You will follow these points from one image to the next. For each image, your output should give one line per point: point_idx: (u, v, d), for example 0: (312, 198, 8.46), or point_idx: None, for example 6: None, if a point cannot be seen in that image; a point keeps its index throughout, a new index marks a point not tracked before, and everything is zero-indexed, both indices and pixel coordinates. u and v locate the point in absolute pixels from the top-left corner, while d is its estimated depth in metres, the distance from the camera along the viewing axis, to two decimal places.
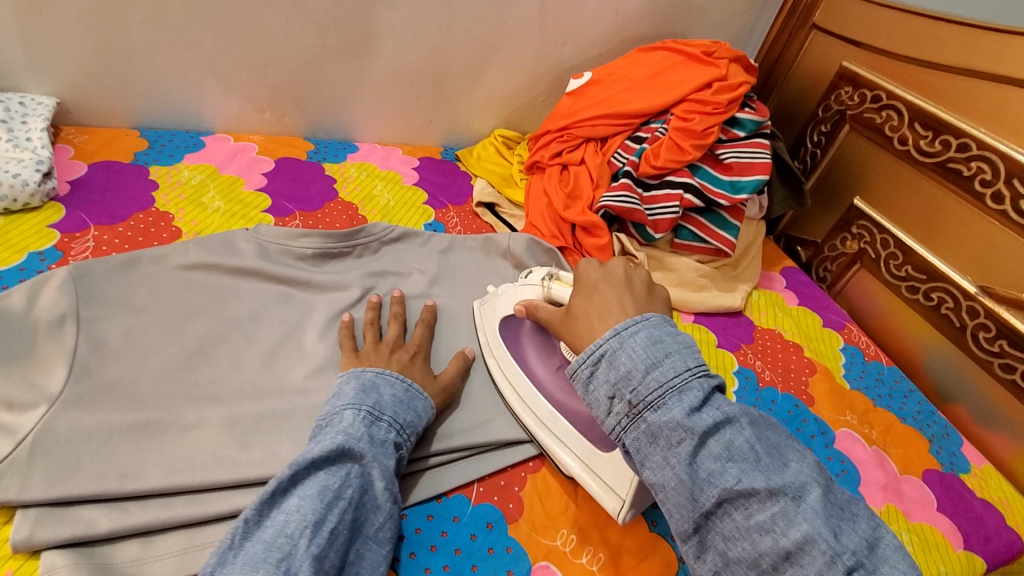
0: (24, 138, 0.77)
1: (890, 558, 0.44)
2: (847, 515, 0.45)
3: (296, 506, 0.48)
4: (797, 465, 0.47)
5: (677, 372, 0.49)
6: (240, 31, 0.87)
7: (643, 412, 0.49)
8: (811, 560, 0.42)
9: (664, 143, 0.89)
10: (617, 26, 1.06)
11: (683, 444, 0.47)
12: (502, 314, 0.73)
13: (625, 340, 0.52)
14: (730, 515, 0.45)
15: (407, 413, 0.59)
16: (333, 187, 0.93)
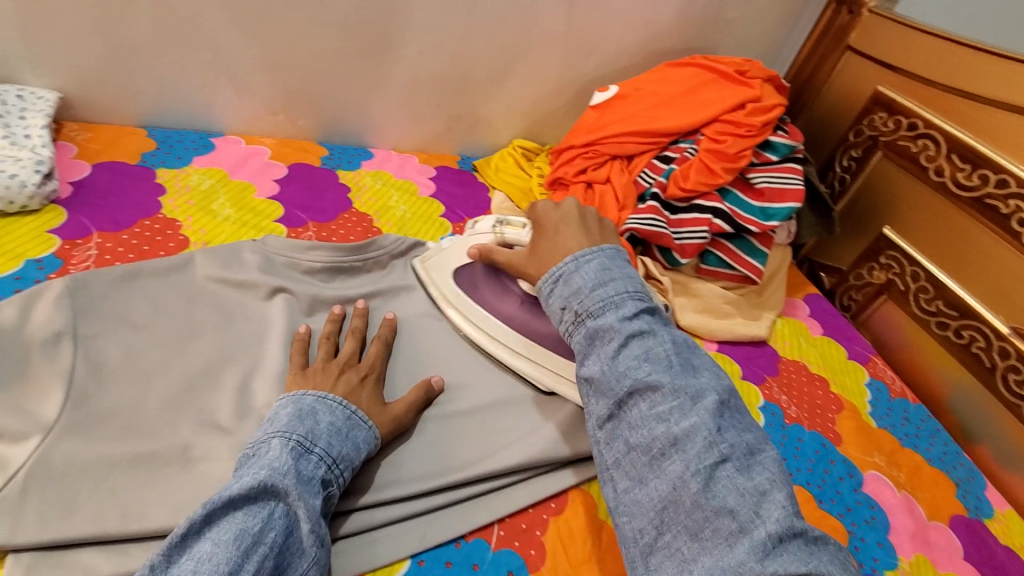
0: (22, 135, 0.73)
1: (766, 465, 0.50)
2: (739, 425, 0.52)
3: (208, 553, 0.42)
4: (707, 379, 0.54)
5: (621, 292, 0.57)
6: (256, 30, 0.83)
7: (587, 319, 0.57)
8: (692, 445, 0.49)
9: (694, 165, 0.85)
10: (646, 38, 1.01)
11: (611, 344, 0.55)
12: (454, 268, 0.76)
13: (583, 265, 0.60)
14: (637, 406, 0.52)
15: (344, 445, 0.53)
16: (347, 197, 0.90)
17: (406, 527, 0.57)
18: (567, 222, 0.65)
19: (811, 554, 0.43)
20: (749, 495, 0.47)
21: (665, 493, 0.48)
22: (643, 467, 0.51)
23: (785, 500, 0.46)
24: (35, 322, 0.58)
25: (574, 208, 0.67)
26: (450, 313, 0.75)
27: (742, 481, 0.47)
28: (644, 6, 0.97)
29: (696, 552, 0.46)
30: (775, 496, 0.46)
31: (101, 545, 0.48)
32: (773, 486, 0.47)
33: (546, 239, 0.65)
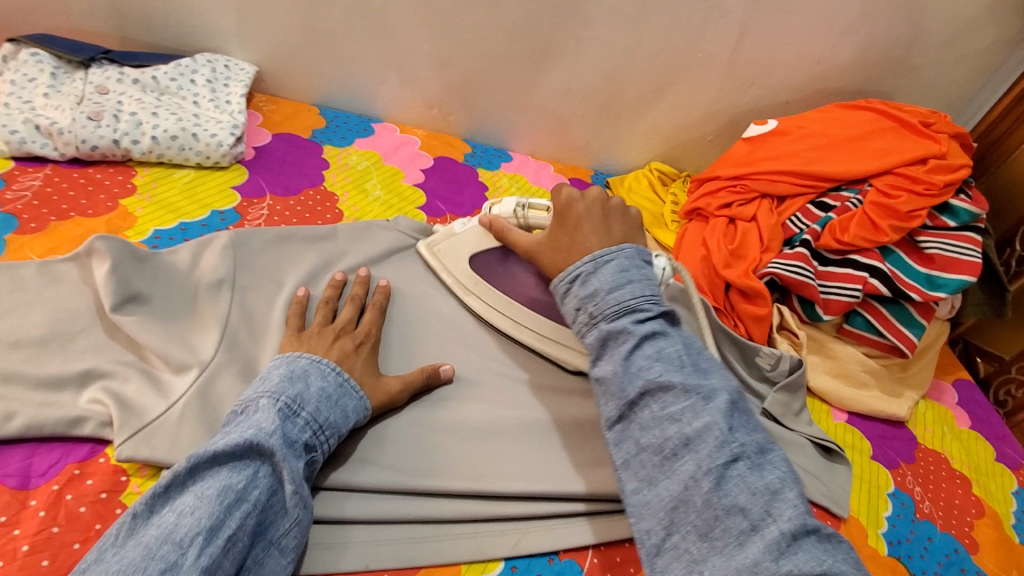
0: (225, 101, 0.81)
1: (776, 466, 0.48)
2: (750, 426, 0.50)
3: (190, 507, 0.42)
4: (719, 380, 0.52)
5: (638, 293, 0.55)
6: (431, 28, 0.89)
7: (599, 320, 0.55)
8: (706, 446, 0.47)
9: (856, 217, 0.79)
10: (816, 75, 0.94)
11: (625, 343, 0.53)
12: (469, 253, 0.72)
13: (600, 265, 0.57)
14: (649, 407, 0.50)
15: (331, 412, 0.52)
16: (484, 194, 0.92)
17: (503, 529, 0.56)
18: (591, 218, 0.62)
19: (826, 554, 0.42)
20: (762, 494, 0.45)
21: (675, 492, 0.46)
22: (653, 468, 0.48)
23: (796, 501, 0.45)
24: (204, 267, 0.64)
25: (599, 200, 0.64)
26: (472, 302, 0.72)
27: (754, 482, 0.46)
28: (821, 41, 0.90)
29: (706, 552, 0.44)
30: (789, 496, 0.45)
31: None
32: (785, 485, 0.46)
33: (568, 234, 0.63)
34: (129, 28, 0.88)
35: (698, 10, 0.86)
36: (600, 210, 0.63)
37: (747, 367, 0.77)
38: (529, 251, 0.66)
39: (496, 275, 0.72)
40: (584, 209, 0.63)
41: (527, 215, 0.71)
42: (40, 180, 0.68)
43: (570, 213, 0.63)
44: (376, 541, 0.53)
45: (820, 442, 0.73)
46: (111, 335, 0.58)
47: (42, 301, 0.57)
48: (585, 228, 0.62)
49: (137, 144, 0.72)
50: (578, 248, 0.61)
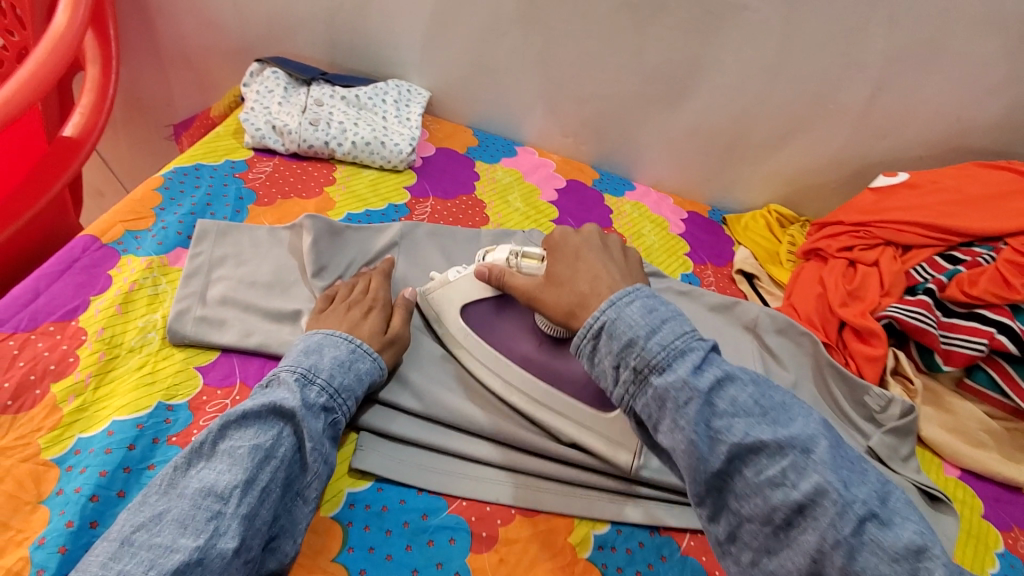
0: (406, 118, 0.98)
1: (903, 513, 0.42)
2: (854, 467, 0.44)
3: (225, 465, 0.47)
4: (805, 421, 0.46)
5: (678, 334, 0.48)
6: (579, 70, 1.01)
7: (649, 375, 0.48)
8: (824, 513, 0.42)
9: (986, 271, 0.79)
10: (954, 133, 0.95)
11: (690, 405, 0.45)
12: (462, 303, 0.66)
13: (622, 308, 0.50)
14: (743, 474, 0.45)
15: (345, 376, 0.56)
16: (610, 216, 1.02)
17: (610, 497, 0.61)
18: (589, 247, 0.60)
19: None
20: (903, 556, 0.40)
21: (804, 565, 0.42)
22: (769, 538, 0.44)
23: (941, 551, 0.40)
24: (378, 238, 0.78)
25: (597, 234, 0.62)
26: (465, 358, 0.67)
27: (890, 541, 0.40)
28: (961, 101, 0.92)
29: None
30: (934, 553, 0.40)
31: (405, 413, 0.63)
32: (923, 537, 0.41)
33: (568, 267, 0.59)
34: (338, 56, 1.10)
35: (834, 64, 0.92)
36: (596, 241, 0.61)
37: (853, 405, 0.79)
38: (528, 298, 0.61)
39: (489, 328, 0.66)
40: (579, 241, 0.61)
41: (522, 263, 0.63)
42: (271, 167, 0.87)
43: (568, 244, 0.60)
44: (498, 481, 0.60)
45: (927, 489, 0.72)
46: (312, 293, 0.70)
47: (269, 256, 0.72)
48: (588, 257, 0.58)
49: (340, 146, 0.90)
50: (583, 272, 0.57)
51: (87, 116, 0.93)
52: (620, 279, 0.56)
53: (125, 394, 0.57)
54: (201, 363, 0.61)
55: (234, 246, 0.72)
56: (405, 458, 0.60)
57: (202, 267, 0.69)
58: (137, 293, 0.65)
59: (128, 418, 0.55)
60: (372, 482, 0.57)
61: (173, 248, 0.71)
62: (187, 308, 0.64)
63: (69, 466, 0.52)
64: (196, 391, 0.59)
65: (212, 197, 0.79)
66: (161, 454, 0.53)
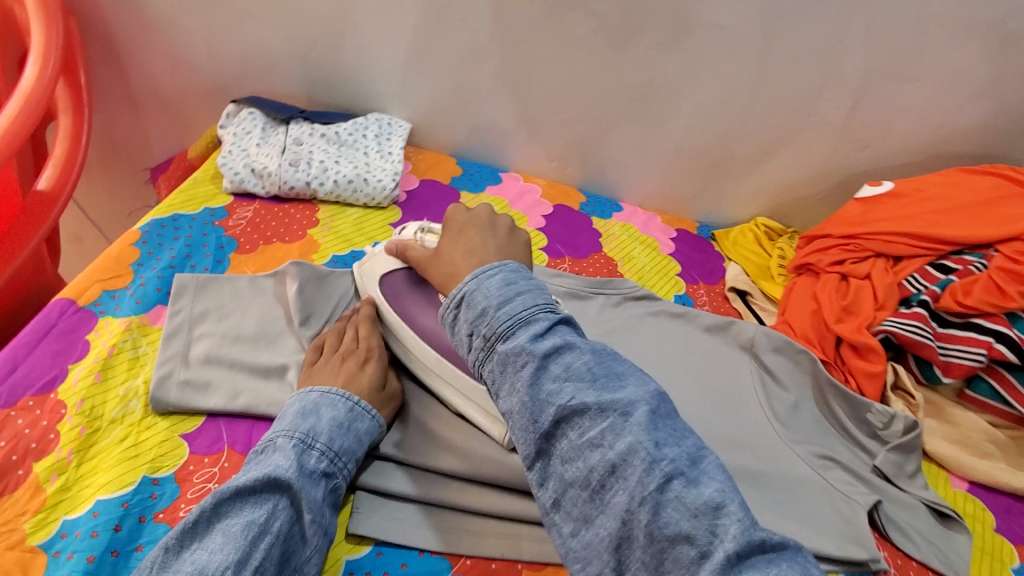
0: (388, 152, 0.96)
1: (712, 474, 0.42)
2: (676, 433, 0.44)
3: (217, 544, 0.45)
4: (636, 386, 0.46)
5: (528, 304, 0.49)
6: (560, 94, 1.01)
7: (496, 342, 0.48)
8: (633, 473, 0.42)
9: (980, 281, 0.79)
10: (937, 139, 0.95)
11: (525, 369, 0.46)
12: (380, 274, 0.70)
13: (482, 282, 0.51)
14: (566, 436, 0.45)
15: (345, 438, 0.55)
16: (598, 240, 1.01)
17: None
18: (473, 223, 0.61)
19: (776, 571, 0.38)
20: (702, 514, 0.40)
21: (614, 531, 0.42)
22: (586, 506, 0.44)
23: (739, 511, 0.40)
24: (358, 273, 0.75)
25: (486, 212, 0.62)
26: (380, 323, 0.70)
27: (693, 500, 0.40)
28: (943, 108, 0.92)
29: None
30: (731, 509, 0.40)
31: (402, 465, 0.61)
32: (724, 496, 0.41)
33: (450, 240, 0.61)
34: (315, 92, 1.08)
35: (813, 78, 0.92)
36: (486, 218, 0.62)
37: (856, 423, 0.78)
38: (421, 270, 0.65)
39: (401, 297, 0.68)
40: (464, 216, 0.62)
41: (425, 237, 0.70)
42: (251, 212, 0.85)
43: (453, 219, 0.62)
44: (500, 533, 0.58)
45: (936, 507, 0.71)
46: (301, 343, 0.68)
47: (252, 307, 0.70)
48: (468, 233, 0.60)
49: (322, 186, 0.88)
50: (456, 246, 0.59)
51: (61, 168, 0.91)
52: (493, 250, 0.57)
53: (109, 468, 0.55)
54: (186, 429, 0.59)
55: (214, 300, 0.70)
56: (403, 517, 0.57)
57: (183, 326, 0.66)
58: (116, 358, 0.63)
59: (113, 495, 0.53)
60: (371, 547, 0.55)
61: (153, 306, 0.69)
62: (169, 373, 0.62)
63: (57, 551, 0.49)
64: (182, 461, 0.56)
65: (191, 248, 0.77)
66: (148, 534, 0.51)
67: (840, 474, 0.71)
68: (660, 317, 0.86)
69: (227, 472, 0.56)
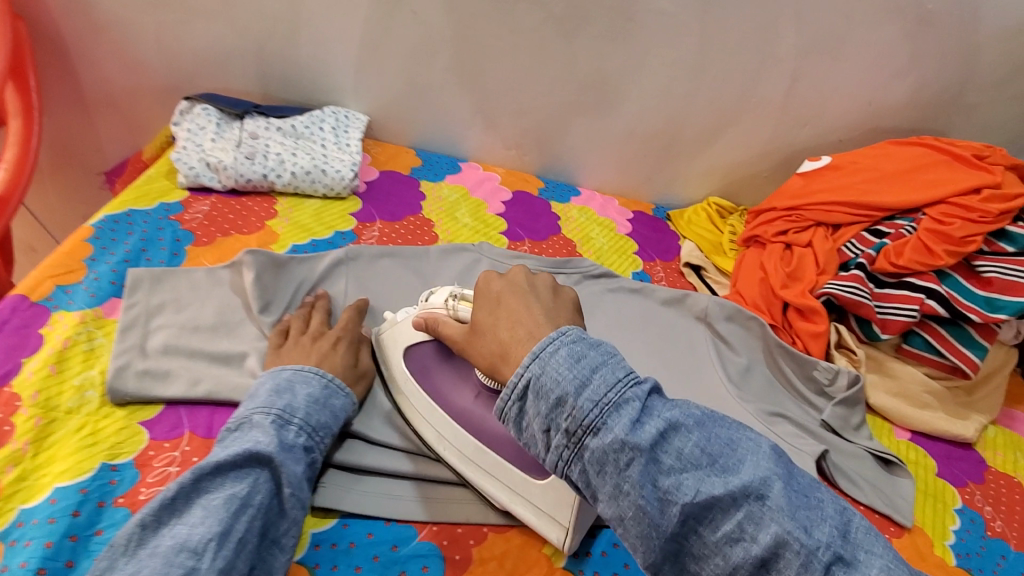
0: (346, 144, 0.97)
1: (868, 545, 0.38)
2: (808, 501, 0.39)
3: (199, 518, 0.45)
4: (753, 458, 0.40)
5: (611, 381, 0.42)
6: (514, 83, 1.03)
7: (583, 436, 0.40)
8: (786, 565, 0.36)
9: (911, 242, 0.84)
10: (869, 114, 1.01)
11: (634, 467, 0.39)
12: (406, 345, 0.66)
13: (545, 362, 0.43)
14: (698, 531, 0.39)
15: (321, 414, 0.57)
16: (557, 224, 1.04)
17: None
18: (512, 289, 0.53)
19: None
20: None
21: None
22: None
23: None
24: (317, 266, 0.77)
25: (523, 275, 0.56)
26: (406, 404, 0.65)
27: None
28: (872, 84, 0.98)
29: None
30: None
31: (366, 442, 0.63)
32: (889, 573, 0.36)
33: (488, 312, 0.53)
34: (269, 87, 1.08)
35: (752, 60, 0.97)
36: (523, 281, 0.55)
37: (804, 381, 0.82)
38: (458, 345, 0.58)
39: (432, 375, 0.64)
40: (502, 285, 0.55)
41: (458, 307, 0.62)
42: (207, 206, 0.85)
43: (489, 289, 0.55)
44: (466, 500, 0.61)
45: (881, 455, 0.76)
46: (261, 329, 0.69)
47: (210, 298, 0.70)
48: (509, 301, 0.52)
49: (279, 178, 0.89)
50: (500, 319, 0.52)
51: (9, 170, 0.89)
52: (542, 316, 0.50)
53: (66, 457, 0.54)
54: (144, 418, 0.59)
55: (172, 292, 0.70)
56: (369, 490, 0.59)
57: (139, 318, 0.66)
58: (71, 350, 0.62)
59: (71, 482, 0.53)
60: (337, 519, 0.56)
61: (107, 299, 0.68)
62: (127, 363, 0.61)
63: (13, 539, 0.49)
64: (142, 447, 0.57)
65: (146, 242, 0.77)
66: (109, 518, 0.51)
67: (789, 428, 0.75)
68: (618, 292, 0.88)
69: (189, 455, 0.57)
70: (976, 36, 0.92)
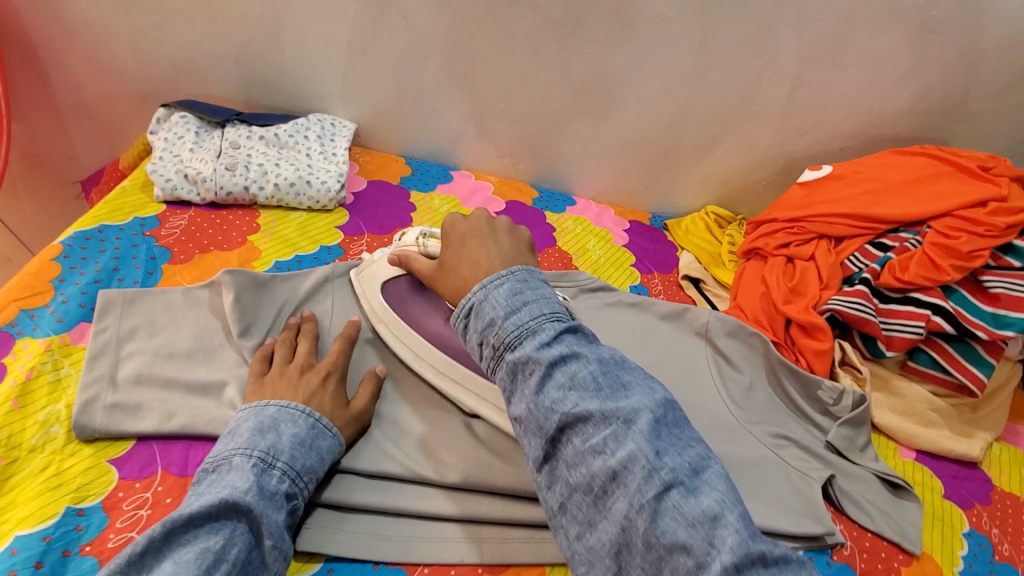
0: (332, 154, 0.93)
1: (714, 484, 0.40)
2: (680, 444, 0.42)
3: (166, 575, 0.40)
4: (641, 395, 0.43)
5: (536, 311, 0.46)
6: (507, 89, 1.00)
7: (502, 351, 0.45)
8: (633, 480, 0.39)
9: (916, 256, 0.81)
10: (870, 122, 0.99)
11: (532, 377, 0.43)
12: (382, 281, 0.71)
13: (489, 290, 0.48)
14: (570, 444, 0.42)
15: (307, 457, 0.53)
16: (552, 235, 1.00)
17: None
18: (474, 233, 0.56)
19: None
20: (700, 525, 0.37)
21: (614, 536, 0.39)
22: (590, 510, 0.41)
23: (738, 525, 0.37)
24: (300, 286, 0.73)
25: (486, 218, 0.58)
26: (384, 332, 0.71)
27: (692, 511, 0.38)
28: (874, 92, 0.95)
29: None
30: (729, 520, 0.37)
31: (354, 475, 0.59)
32: (724, 507, 0.38)
33: (453, 252, 0.57)
34: (253, 94, 1.04)
35: (751, 67, 0.94)
36: (485, 226, 0.57)
37: (809, 401, 0.79)
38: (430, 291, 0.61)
39: (407, 306, 0.69)
40: (466, 226, 0.58)
41: (427, 243, 0.68)
42: (186, 220, 0.81)
43: (453, 231, 0.58)
44: (458, 538, 0.57)
45: (888, 478, 0.73)
46: (242, 356, 0.65)
47: (187, 321, 0.66)
48: (470, 244, 0.55)
49: (262, 190, 0.85)
50: (463, 261, 0.55)
51: None
52: (498, 259, 0.53)
53: (28, 501, 0.51)
54: (113, 455, 0.55)
55: (145, 316, 0.65)
56: (356, 530, 0.56)
57: (109, 346, 0.62)
58: (35, 382, 0.58)
59: (33, 530, 0.49)
60: (322, 564, 0.53)
61: (76, 324, 0.64)
62: (95, 397, 0.57)
63: None
64: (111, 488, 0.53)
65: (119, 261, 0.72)
66: (73, 569, 0.47)
67: (795, 452, 0.72)
68: (617, 306, 0.85)
69: (161, 496, 0.53)
70: (981, 43, 0.89)
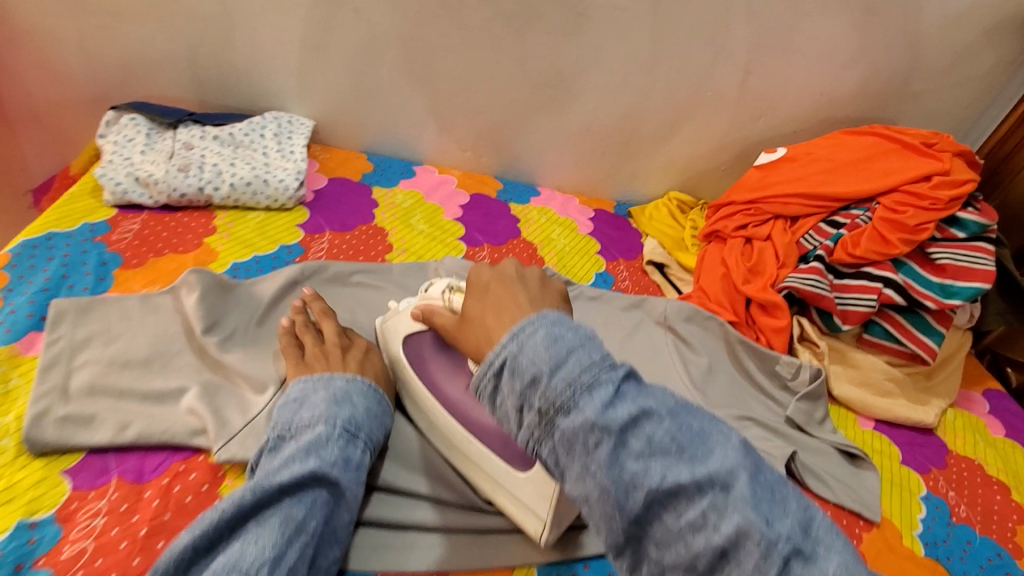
0: (290, 151, 0.92)
1: (830, 540, 0.33)
2: (784, 499, 0.34)
3: (257, 534, 0.45)
4: (728, 446, 0.35)
5: (584, 360, 0.37)
6: (467, 83, 1.00)
7: (552, 415, 0.36)
8: (749, 561, 0.31)
9: (867, 232, 0.84)
10: (821, 105, 1.02)
11: (598, 448, 0.34)
12: (404, 334, 0.66)
13: (523, 341, 0.39)
14: (659, 520, 0.34)
15: (377, 431, 0.58)
16: (517, 226, 1.01)
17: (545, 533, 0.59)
18: (500, 280, 0.49)
19: None
20: None
21: None
22: None
23: None
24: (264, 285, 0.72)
25: (513, 267, 0.51)
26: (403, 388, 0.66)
27: None
28: (823, 75, 0.98)
29: None
30: None
31: None
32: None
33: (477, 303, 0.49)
34: (206, 94, 1.02)
35: (705, 53, 0.95)
36: (512, 274, 0.50)
37: (768, 377, 0.82)
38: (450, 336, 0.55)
39: (430, 364, 0.64)
40: (492, 276, 0.50)
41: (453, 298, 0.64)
42: (138, 224, 0.79)
43: (475, 278, 0.50)
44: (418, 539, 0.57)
45: (845, 449, 0.76)
46: (201, 357, 0.64)
47: (144, 327, 0.65)
48: (497, 290, 0.48)
49: (217, 191, 0.83)
50: (490, 310, 0.47)
51: None
52: (527, 304, 0.45)
53: None
54: (66, 466, 0.54)
55: (100, 324, 0.64)
56: None
57: (61, 356, 0.60)
58: None
59: None
60: None
61: (24, 334, 0.62)
62: (47, 409, 0.56)
63: None
64: (64, 499, 0.52)
65: (68, 268, 0.71)
66: None
67: (757, 432, 0.74)
68: (578, 300, 0.86)
69: (116, 503, 0.52)
70: (921, 25, 0.93)
